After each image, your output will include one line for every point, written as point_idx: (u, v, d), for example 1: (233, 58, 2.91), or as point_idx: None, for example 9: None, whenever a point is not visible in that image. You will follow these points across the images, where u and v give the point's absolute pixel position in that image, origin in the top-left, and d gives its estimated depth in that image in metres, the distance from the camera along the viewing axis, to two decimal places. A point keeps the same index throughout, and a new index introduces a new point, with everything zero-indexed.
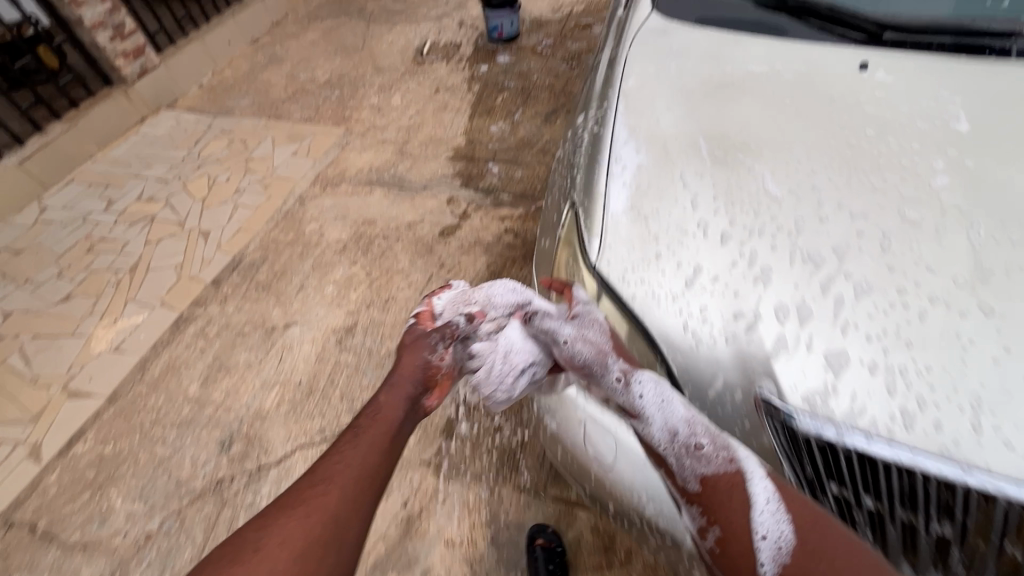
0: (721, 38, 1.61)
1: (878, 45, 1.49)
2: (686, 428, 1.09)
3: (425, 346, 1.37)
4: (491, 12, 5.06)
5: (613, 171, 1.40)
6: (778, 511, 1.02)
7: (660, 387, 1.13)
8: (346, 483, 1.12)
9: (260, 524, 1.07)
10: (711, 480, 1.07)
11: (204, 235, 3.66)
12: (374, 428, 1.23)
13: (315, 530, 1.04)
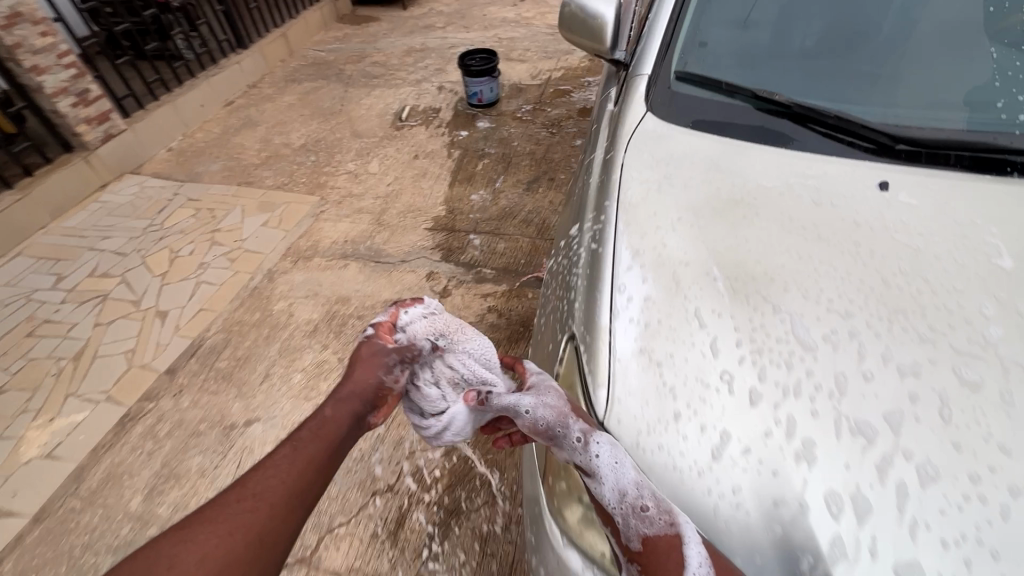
0: (725, 145, 1.49)
1: (893, 161, 1.41)
2: (635, 488, 0.98)
3: (381, 358, 1.41)
4: (470, 79, 5.08)
5: (617, 302, 1.23)
6: (709, 571, 0.91)
7: (618, 454, 1.01)
8: (275, 505, 1.08)
9: (173, 538, 1.00)
10: (653, 542, 0.94)
11: (161, 315, 3.37)
12: (315, 441, 1.20)
13: (237, 548, 1.01)
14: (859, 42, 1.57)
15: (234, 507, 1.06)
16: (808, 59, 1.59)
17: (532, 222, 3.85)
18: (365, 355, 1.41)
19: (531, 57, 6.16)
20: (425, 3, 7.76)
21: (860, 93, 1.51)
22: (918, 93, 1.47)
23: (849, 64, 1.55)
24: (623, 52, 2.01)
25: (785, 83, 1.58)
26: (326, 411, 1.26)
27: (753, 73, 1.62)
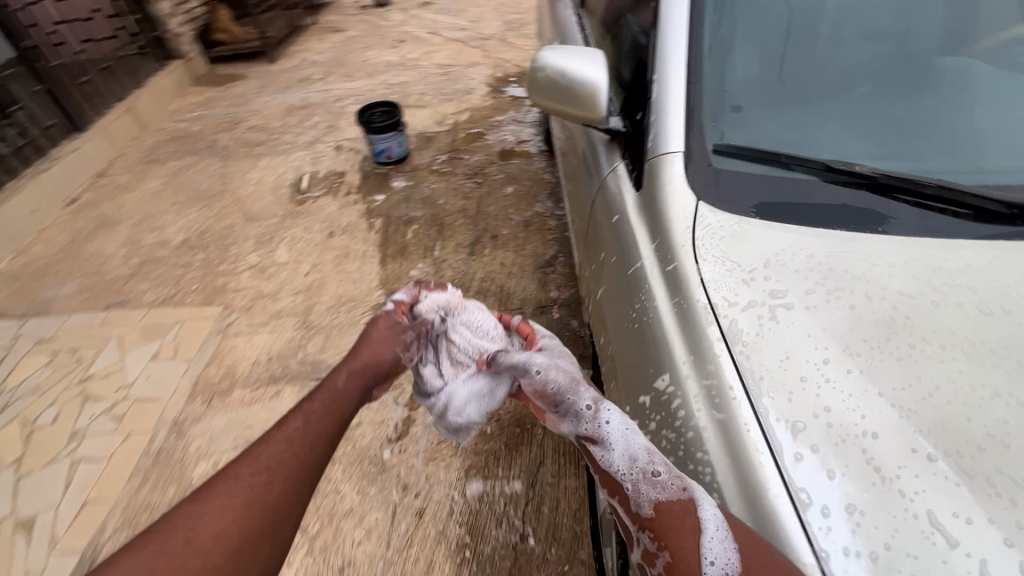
0: (819, 240, 1.18)
1: (1014, 229, 1.18)
2: (643, 457, 1.02)
3: (390, 330, 1.48)
4: (374, 137, 4.54)
5: (812, 523, 0.84)
6: (721, 531, 0.89)
7: (631, 432, 1.05)
8: (287, 477, 1.10)
9: (187, 513, 1.00)
10: (668, 508, 0.96)
11: (28, 526, 2.45)
12: (321, 413, 1.26)
13: (253, 525, 1.02)
14: (910, 95, 1.41)
15: (249, 481, 1.07)
16: (864, 117, 1.39)
17: (489, 292, 3.40)
18: (372, 328, 1.47)
19: (428, 101, 5.75)
20: (294, 53, 7.05)
21: (936, 151, 1.31)
22: (997, 146, 1.30)
23: (909, 121, 1.37)
24: (618, 120, 1.69)
25: (848, 147, 1.34)
26: (341, 379, 1.36)
27: (806, 137, 1.37)
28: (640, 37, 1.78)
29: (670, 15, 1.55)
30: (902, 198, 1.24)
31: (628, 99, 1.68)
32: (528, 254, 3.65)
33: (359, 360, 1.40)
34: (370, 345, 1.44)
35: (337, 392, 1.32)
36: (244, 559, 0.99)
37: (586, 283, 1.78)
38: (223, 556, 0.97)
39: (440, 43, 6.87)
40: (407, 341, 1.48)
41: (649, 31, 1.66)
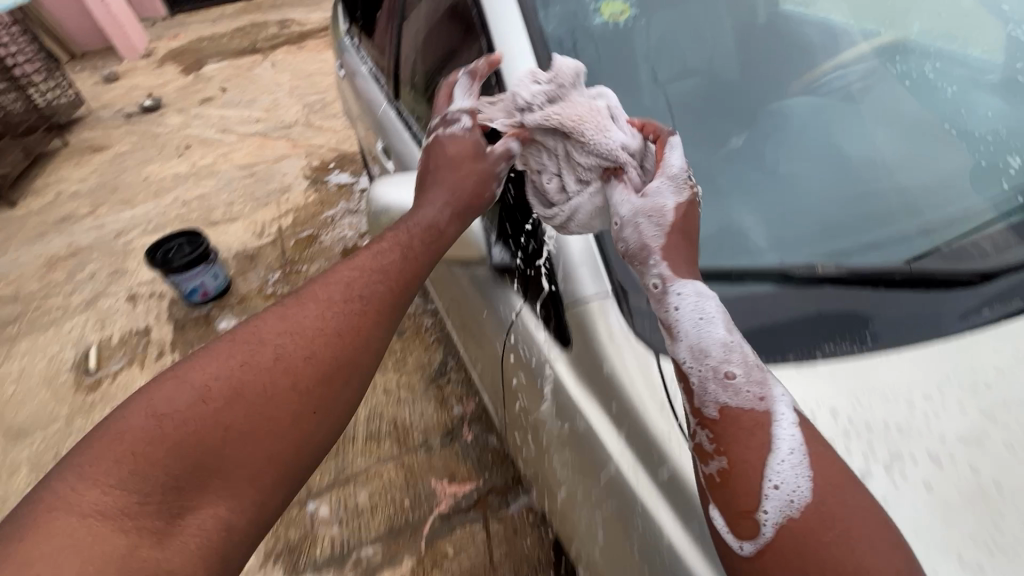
0: (859, 392, 0.90)
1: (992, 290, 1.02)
2: (720, 354, 0.85)
3: (467, 158, 1.23)
4: (178, 277, 3.64)
5: None
6: (798, 456, 0.78)
7: (724, 323, 0.88)
8: (377, 312, 1.17)
9: (262, 325, 1.11)
10: (736, 413, 0.82)
11: None
12: (391, 249, 1.23)
13: (320, 354, 1.10)
14: (799, 160, 1.31)
15: (337, 309, 1.15)
16: (769, 198, 1.24)
17: (381, 432, 2.78)
18: (432, 159, 1.26)
19: (239, 211, 4.91)
20: (44, 189, 5.65)
21: (855, 217, 1.18)
22: (910, 197, 1.20)
23: (814, 186, 1.24)
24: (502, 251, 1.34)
25: (773, 238, 1.16)
26: (433, 211, 1.24)
27: (732, 242, 1.16)
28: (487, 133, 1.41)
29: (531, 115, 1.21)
30: (893, 301, 1.02)
31: (507, 221, 1.31)
32: (414, 367, 3.06)
33: (448, 201, 1.24)
34: (442, 171, 1.25)
35: (428, 218, 1.24)
36: (331, 386, 1.10)
37: (531, 458, 1.38)
38: (291, 384, 1.06)
39: (235, 141, 6.03)
40: (495, 176, 1.22)
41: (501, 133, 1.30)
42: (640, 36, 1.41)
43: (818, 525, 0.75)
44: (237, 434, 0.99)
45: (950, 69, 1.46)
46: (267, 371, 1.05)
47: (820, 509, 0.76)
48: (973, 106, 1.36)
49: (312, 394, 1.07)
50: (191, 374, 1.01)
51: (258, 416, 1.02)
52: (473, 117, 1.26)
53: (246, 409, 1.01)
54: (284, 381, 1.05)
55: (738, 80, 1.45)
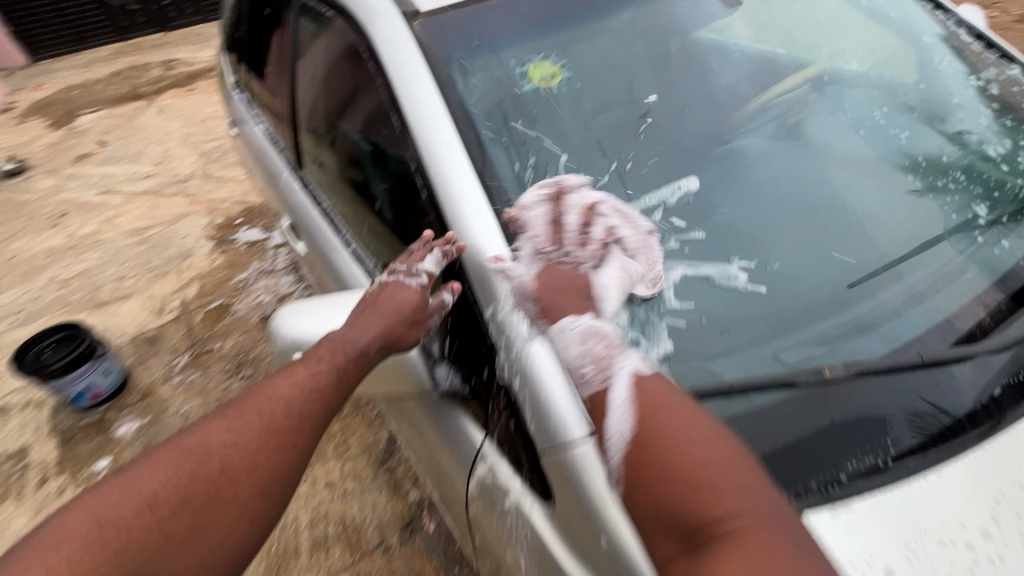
0: (905, 543, 0.82)
1: (1000, 362, 0.97)
2: (575, 357, 0.85)
3: (408, 306, 1.05)
4: (59, 380, 3.04)
5: None
6: (625, 406, 0.80)
7: (587, 338, 0.85)
8: (315, 410, 1.01)
9: (218, 418, 0.99)
10: (594, 398, 0.83)
11: None
12: (324, 361, 1.03)
13: (282, 453, 0.97)
14: (772, 228, 1.19)
15: (274, 408, 0.99)
16: (751, 276, 1.10)
17: (331, 536, 2.42)
18: (368, 296, 1.08)
19: (121, 271, 4.16)
20: None
21: (844, 293, 1.08)
22: (890, 262, 1.13)
23: (795, 262, 1.13)
24: (452, 373, 1.08)
25: (768, 332, 1.03)
26: (361, 335, 1.02)
27: (724, 343, 1.01)
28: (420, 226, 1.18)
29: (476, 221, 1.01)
30: (913, 411, 0.91)
31: (459, 339, 1.07)
32: (357, 451, 2.68)
33: (376, 333, 1.02)
34: (371, 310, 1.05)
35: (352, 340, 1.02)
36: (265, 493, 0.95)
37: None
38: (249, 486, 0.94)
39: (95, 185, 4.86)
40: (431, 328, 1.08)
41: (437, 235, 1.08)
42: (578, 104, 1.26)
43: (655, 450, 0.76)
44: (192, 535, 0.88)
45: (889, 102, 1.42)
46: (208, 480, 0.91)
47: (655, 441, 0.77)
48: (919, 145, 1.33)
49: (267, 491, 0.95)
50: (139, 475, 0.90)
51: (209, 521, 0.89)
52: (424, 251, 1.05)
53: (196, 514, 0.89)
54: (243, 482, 0.93)
55: (691, 136, 1.31)
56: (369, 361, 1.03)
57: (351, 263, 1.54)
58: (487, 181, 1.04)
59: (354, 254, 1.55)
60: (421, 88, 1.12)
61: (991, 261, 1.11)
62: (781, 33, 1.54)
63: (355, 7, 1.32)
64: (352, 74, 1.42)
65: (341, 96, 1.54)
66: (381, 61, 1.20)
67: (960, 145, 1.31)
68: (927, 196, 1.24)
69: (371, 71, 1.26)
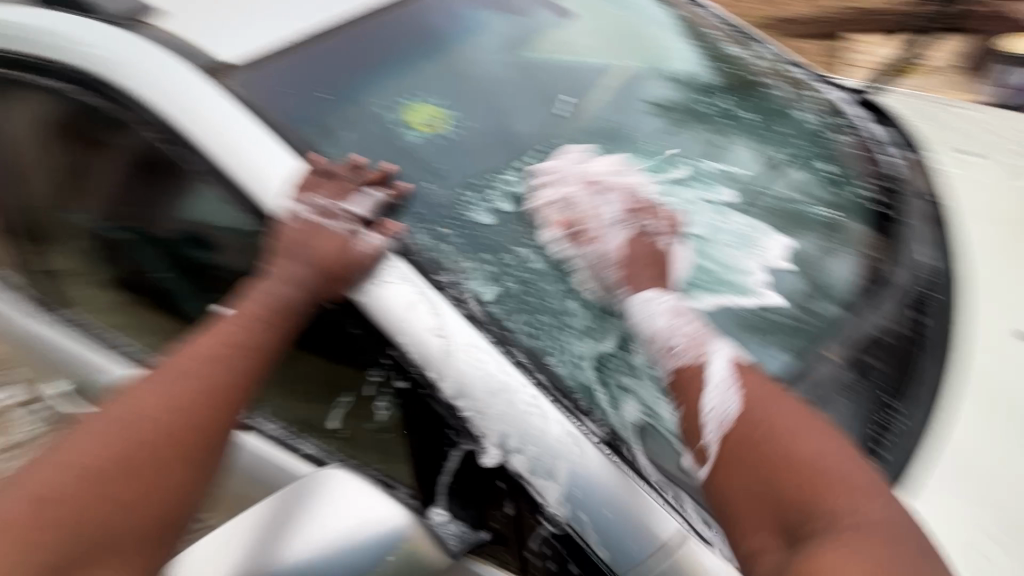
0: (966, 515, 0.86)
1: (899, 284, 1.06)
2: (665, 329, 0.78)
3: (330, 250, 0.79)
4: None
5: None
6: (730, 384, 0.74)
7: (679, 313, 0.80)
8: (245, 352, 0.78)
9: (143, 378, 0.77)
10: (682, 376, 0.76)
11: None
12: (248, 312, 0.80)
13: (231, 411, 0.76)
14: (711, 207, 1.11)
15: (201, 361, 0.77)
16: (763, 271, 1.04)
17: None
18: (283, 239, 0.81)
19: None
20: None
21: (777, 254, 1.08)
22: (798, 226, 1.13)
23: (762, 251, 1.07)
24: (456, 518, 0.77)
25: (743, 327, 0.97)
26: (285, 283, 0.80)
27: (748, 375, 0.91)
28: (346, 357, 0.83)
29: (452, 333, 0.73)
30: (900, 357, 0.98)
31: (455, 481, 0.76)
32: None
33: (298, 286, 0.79)
34: (293, 256, 0.80)
35: (281, 296, 0.80)
36: (195, 453, 0.73)
37: None
38: (196, 449, 0.73)
39: None
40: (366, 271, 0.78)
41: (390, 373, 0.77)
42: (465, 133, 1.02)
43: (759, 436, 0.71)
44: (143, 506, 0.70)
45: (725, 83, 1.49)
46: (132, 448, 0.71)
47: (753, 427, 0.72)
48: (765, 118, 1.42)
49: (216, 446, 0.75)
50: (71, 447, 0.71)
51: (154, 487, 0.71)
52: (355, 187, 0.84)
53: (140, 484, 0.70)
54: (190, 445, 0.73)
55: (591, 126, 1.15)
56: (299, 314, 0.80)
57: None
58: (438, 282, 0.78)
59: None
60: (283, 176, 0.83)
61: (854, 196, 1.24)
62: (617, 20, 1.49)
63: (105, 79, 0.94)
64: (98, 150, 1.01)
65: (76, 174, 1.08)
66: (191, 147, 0.87)
67: (784, 113, 1.46)
68: (794, 157, 1.31)
69: (166, 155, 0.92)
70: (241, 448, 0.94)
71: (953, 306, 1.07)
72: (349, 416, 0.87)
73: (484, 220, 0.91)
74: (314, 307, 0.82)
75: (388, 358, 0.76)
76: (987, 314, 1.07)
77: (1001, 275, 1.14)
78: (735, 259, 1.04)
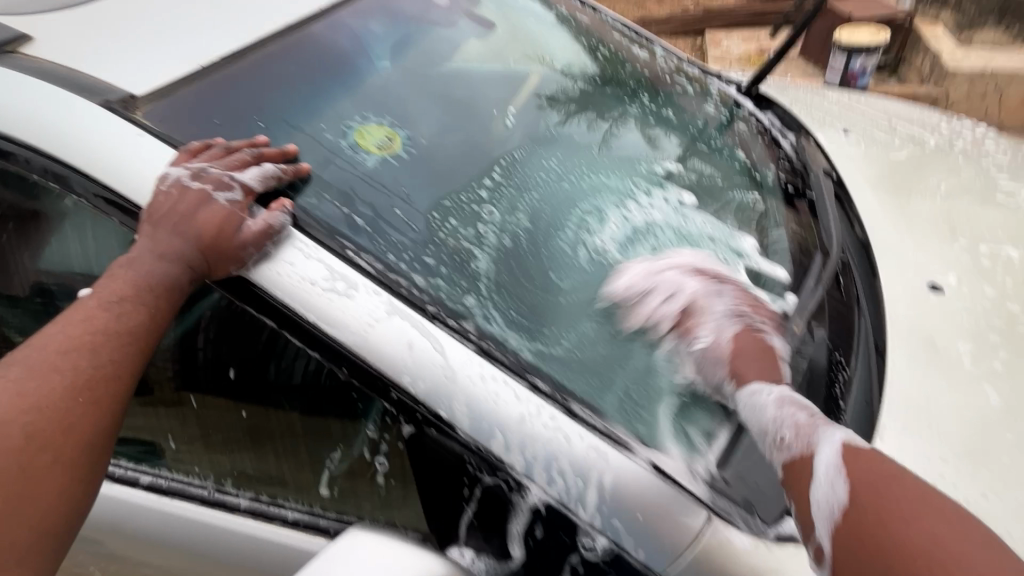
0: (935, 464, 0.87)
1: (820, 250, 1.17)
2: (773, 420, 0.73)
3: (214, 223, 0.74)
4: None
5: None
6: (840, 472, 0.68)
7: (786, 405, 0.74)
8: (120, 342, 0.71)
9: (1, 374, 0.69)
10: (795, 466, 0.71)
11: None
12: (121, 295, 0.73)
13: (116, 403, 0.70)
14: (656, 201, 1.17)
15: (70, 355, 0.69)
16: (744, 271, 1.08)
17: None
18: (151, 211, 0.74)
19: None
20: None
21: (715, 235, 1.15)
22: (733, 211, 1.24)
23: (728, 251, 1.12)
24: (481, 553, 0.74)
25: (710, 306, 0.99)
26: (163, 261, 0.73)
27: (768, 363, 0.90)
28: (337, 411, 0.77)
29: (456, 365, 0.69)
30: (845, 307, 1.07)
31: (476, 517, 0.72)
32: None
33: (179, 265, 0.73)
34: (169, 229, 0.74)
35: (159, 273, 0.73)
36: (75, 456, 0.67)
37: None
38: (77, 450, 0.67)
39: None
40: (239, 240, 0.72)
41: (394, 416, 0.71)
42: (423, 151, 0.99)
43: (877, 523, 0.65)
44: (19, 514, 0.63)
45: (638, 87, 1.58)
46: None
47: (860, 502, 0.66)
48: (678, 117, 1.54)
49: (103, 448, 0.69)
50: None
51: (34, 492, 0.64)
52: (248, 158, 0.80)
53: (13, 490, 0.64)
54: (70, 443, 0.66)
55: (538, 141, 1.16)
56: (182, 292, 0.74)
57: (155, 504, 0.91)
58: (433, 313, 0.72)
59: (165, 490, 0.91)
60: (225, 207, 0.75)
61: (768, 180, 1.38)
62: (528, 37, 1.54)
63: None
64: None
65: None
66: (107, 195, 0.76)
67: (694, 111, 1.59)
68: (711, 151, 1.44)
69: (54, 189, 0.79)
70: (212, 523, 0.88)
71: (870, 267, 1.18)
72: (342, 476, 0.82)
73: (482, 265, 0.85)
74: (198, 284, 0.76)
75: (389, 403, 0.70)
76: (897, 272, 1.18)
77: (888, 234, 1.27)
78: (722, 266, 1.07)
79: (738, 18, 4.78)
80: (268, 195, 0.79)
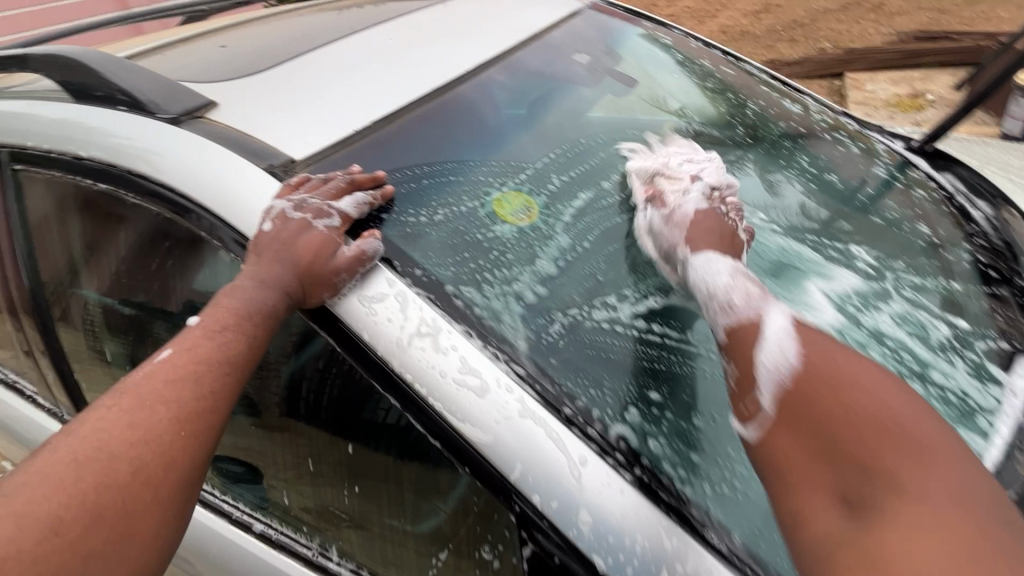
0: None
1: None
2: (724, 287, 0.77)
3: (313, 250, 0.75)
4: None
5: None
6: (791, 338, 0.68)
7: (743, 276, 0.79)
8: (216, 375, 0.70)
9: (109, 402, 0.67)
10: (736, 328, 0.73)
11: None
12: (222, 323, 0.73)
13: (211, 438, 0.68)
14: (838, 281, 1.04)
15: (167, 385, 0.68)
16: (989, 393, 0.87)
17: None
18: (257, 241, 0.76)
19: None
20: None
21: (933, 340, 0.94)
22: (952, 321, 0.99)
23: (975, 365, 0.91)
24: None
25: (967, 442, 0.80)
26: (262, 288, 0.74)
27: None
28: (443, 498, 0.71)
29: (592, 485, 0.60)
30: None
31: None
32: None
33: (278, 292, 0.74)
34: (273, 257, 0.75)
35: (257, 300, 0.74)
36: (165, 486, 0.63)
37: None
38: (178, 480, 0.64)
39: None
40: (324, 264, 0.73)
41: (514, 529, 0.63)
42: (559, 220, 0.93)
43: (826, 388, 0.63)
44: (121, 555, 0.59)
45: (791, 145, 1.43)
46: (101, 484, 0.61)
47: (818, 375, 0.65)
48: (841, 182, 1.35)
49: (196, 483, 0.66)
50: (15, 494, 0.58)
51: (132, 530, 0.60)
52: (339, 182, 0.81)
53: (121, 523, 0.60)
54: (169, 477, 0.64)
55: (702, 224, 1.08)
56: (278, 320, 0.75)
57: (263, 556, 0.90)
58: (567, 416, 0.64)
59: (274, 542, 0.91)
60: (330, 243, 0.76)
61: (956, 260, 1.15)
62: (666, 95, 1.48)
63: (142, 171, 0.87)
64: (125, 230, 0.95)
65: (99, 249, 1.02)
66: (241, 239, 0.80)
67: (856, 173, 1.40)
68: (885, 226, 1.22)
69: (215, 250, 0.85)
70: None
71: None
72: (445, 569, 0.76)
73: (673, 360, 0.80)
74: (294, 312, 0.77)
75: (511, 515, 0.63)
76: None
77: None
78: (960, 379, 0.88)
79: (885, 62, 4.32)
80: (362, 221, 0.82)
